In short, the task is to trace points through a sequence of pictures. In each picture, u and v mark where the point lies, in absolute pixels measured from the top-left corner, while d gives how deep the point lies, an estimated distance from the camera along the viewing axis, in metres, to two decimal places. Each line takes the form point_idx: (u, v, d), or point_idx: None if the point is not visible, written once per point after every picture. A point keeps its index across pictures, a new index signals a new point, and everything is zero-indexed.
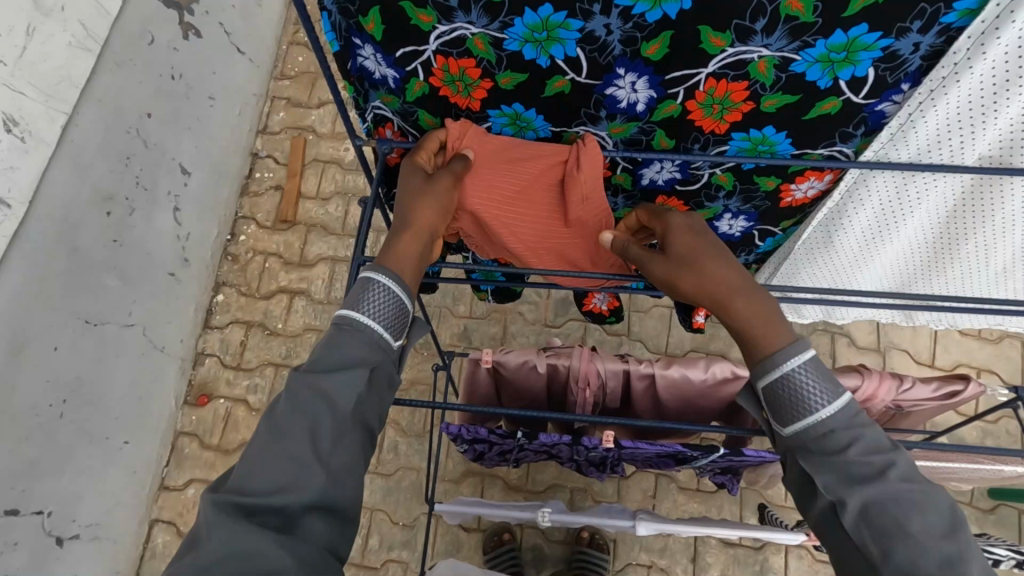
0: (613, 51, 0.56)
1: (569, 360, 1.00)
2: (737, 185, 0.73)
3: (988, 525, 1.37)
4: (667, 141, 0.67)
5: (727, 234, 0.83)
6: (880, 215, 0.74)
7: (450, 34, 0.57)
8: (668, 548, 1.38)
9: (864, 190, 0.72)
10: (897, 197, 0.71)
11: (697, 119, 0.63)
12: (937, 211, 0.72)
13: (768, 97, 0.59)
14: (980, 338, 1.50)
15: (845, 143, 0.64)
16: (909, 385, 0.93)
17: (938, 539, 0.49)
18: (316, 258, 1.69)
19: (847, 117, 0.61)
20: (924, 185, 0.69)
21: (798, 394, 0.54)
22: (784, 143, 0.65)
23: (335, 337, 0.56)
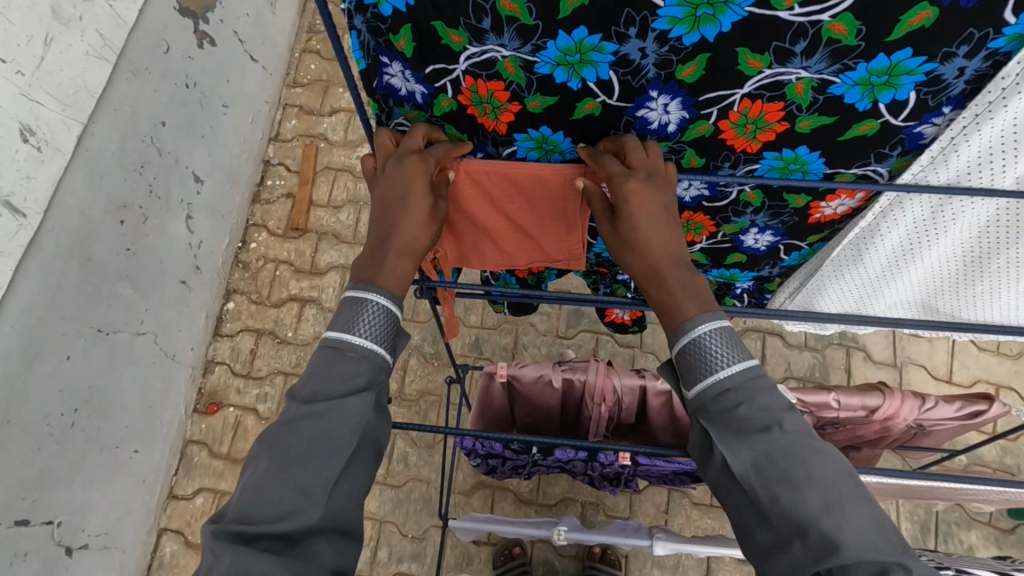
0: (648, 74, 0.51)
1: (585, 374, 1.00)
2: (766, 202, 0.65)
3: (1008, 545, 1.34)
4: (696, 160, 0.60)
5: (751, 248, 0.74)
6: (913, 239, 0.65)
7: (480, 56, 0.51)
8: (680, 565, 1.36)
9: (899, 213, 0.63)
10: (933, 222, 0.63)
11: (729, 139, 0.57)
12: (972, 238, 0.64)
13: (803, 119, 0.53)
14: (999, 354, 1.48)
15: (879, 162, 0.58)
16: (931, 404, 0.92)
17: (822, 485, 0.48)
18: (327, 267, 1.69)
19: (883, 137, 0.55)
20: (964, 209, 0.60)
21: (700, 360, 0.53)
22: (817, 162, 0.59)
23: (324, 359, 0.54)
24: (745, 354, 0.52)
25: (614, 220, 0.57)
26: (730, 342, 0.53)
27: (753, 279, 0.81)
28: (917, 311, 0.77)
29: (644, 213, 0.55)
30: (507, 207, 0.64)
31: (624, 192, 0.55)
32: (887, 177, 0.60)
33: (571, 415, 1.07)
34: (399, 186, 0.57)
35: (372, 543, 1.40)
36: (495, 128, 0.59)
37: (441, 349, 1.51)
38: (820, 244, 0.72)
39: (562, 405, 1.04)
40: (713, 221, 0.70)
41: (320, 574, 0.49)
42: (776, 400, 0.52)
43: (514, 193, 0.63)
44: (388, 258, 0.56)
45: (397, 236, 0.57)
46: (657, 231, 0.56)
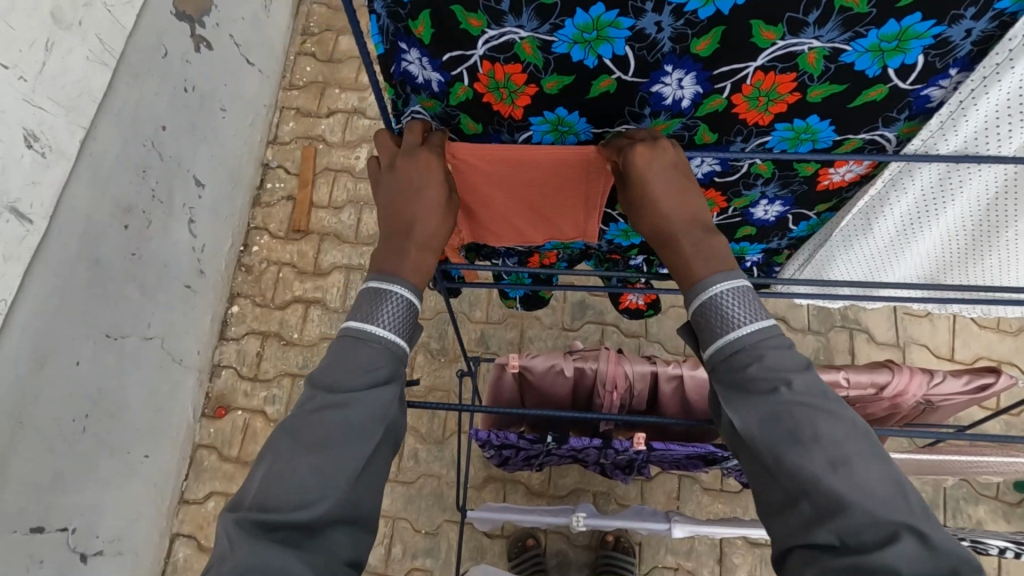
0: (663, 49, 0.50)
1: (596, 362, 1.01)
2: (776, 172, 0.65)
3: (1015, 519, 1.36)
4: (710, 135, 0.60)
5: (761, 220, 0.74)
6: (921, 206, 0.65)
7: (499, 39, 0.50)
8: (693, 550, 1.37)
9: (908, 180, 0.63)
10: (941, 188, 0.63)
11: (741, 112, 0.56)
12: (978, 205, 0.64)
13: (815, 88, 0.53)
14: (1000, 332, 1.50)
15: (887, 127, 0.58)
16: (940, 379, 0.94)
17: (832, 446, 0.48)
18: (331, 267, 1.69)
19: (892, 102, 0.55)
20: (971, 175, 0.61)
21: (716, 318, 0.53)
22: (827, 130, 0.59)
23: (343, 350, 0.54)
24: (763, 315, 0.53)
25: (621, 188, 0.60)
26: (745, 303, 0.54)
27: (763, 252, 0.82)
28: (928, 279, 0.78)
29: (656, 175, 0.56)
30: (524, 191, 0.63)
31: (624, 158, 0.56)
32: (895, 144, 0.60)
33: (583, 405, 1.08)
34: (410, 175, 0.57)
35: (385, 540, 1.41)
36: (510, 114, 0.58)
37: (448, 345, 1.52)
38: (831, 214, 0.72)
39: (574, 393, 1.05)
40: (724, 196, 0.69)
41: (335, 566, 0.50)
42: (789, 361, 0.52)
43: (534, 179, 0.61)
44: (410, 245, 0.57)
45: (415, 226, 0.58)
46: (667, 191, 0.56)
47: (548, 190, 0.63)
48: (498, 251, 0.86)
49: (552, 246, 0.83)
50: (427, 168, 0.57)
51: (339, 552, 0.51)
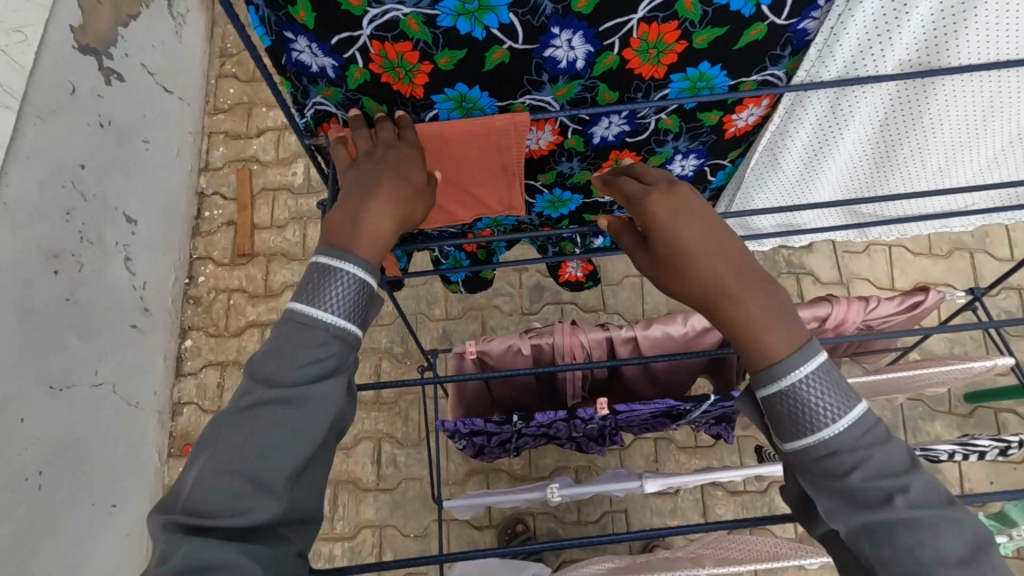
0: (546, 11, 0.49)
1: (552, 337, 1.02)
2: (684, 125, 0.65)
3: (969, 428, 1.44)
4: (611, 95, 0.59)
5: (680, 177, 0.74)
6: (819, 135, 0.68)
7: (383, 17, 0.49)
8: (678, 508, 1.40)
9: (802, 112, 0.66)
10: (834, 115, 0.66)
11: (635, 67, 0.56)
12: (871, 128, 0.67)
13: (698, 34, 0.53)
14: (932, 256, 1.59)
15: (775, 66, 0.59)
16: (875, 303, 0.99)
17: (958, 565, 0.41)
18: (282, 286, 1.66)
19: (772, 41, 0.56)
20: (857, 98, 0.64)
21: (802, 409, 0.45)
22: (721, 76, 0.58)
23: (292, 338, 0.47)
24: (855, 400, 0.45)
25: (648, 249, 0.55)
26: (831, 385, 0.45)
27: None
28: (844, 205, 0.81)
29: (684, 218, 0.52)
30: (444, 168, 0.63)
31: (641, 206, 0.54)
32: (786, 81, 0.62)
33: (547, 381, 1.10)
34: (377, 158, 0.54)
35: (375, 550, 1.40)
36: (411, 93, 0.57)
37: (412, 347, 1.52)
38: (743, 160, 0.73)
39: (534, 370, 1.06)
40: (640, 156, 0.69)
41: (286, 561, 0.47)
42: (896, 458, 0.44)
43: (445, 154, 0.60)
44: (362, 218, 0.50)
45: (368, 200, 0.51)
46: (702, 234, 0.51)
47: (471, 165, 0.63)
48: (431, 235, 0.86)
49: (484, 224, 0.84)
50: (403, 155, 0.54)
51: (288, 543, 0.48)
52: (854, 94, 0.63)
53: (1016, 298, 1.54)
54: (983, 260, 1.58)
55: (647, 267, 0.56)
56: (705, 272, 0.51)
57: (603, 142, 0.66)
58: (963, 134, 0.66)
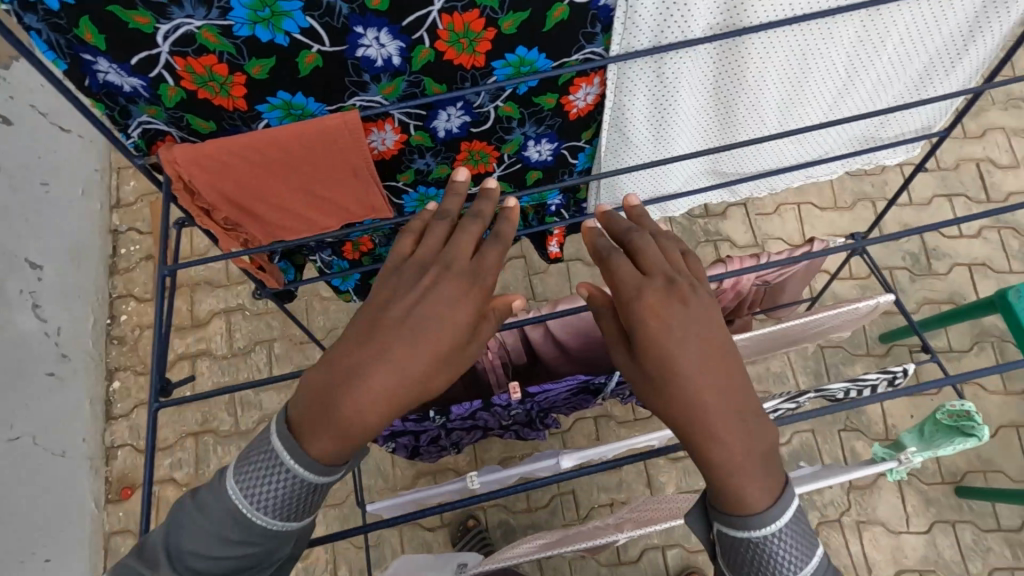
0: (342, 11, 0.50)
1: None
2: (524, 111, 0.65)
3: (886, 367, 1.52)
4: (438, 87, 0.59)
5: (540, 162, 0.74)
6: (657, 106, 0.67)
7: (177, 33, 0.49)
8: (624, 482, 1.44)
9: (632, 86, 0.64)
10: (663, 85, 0.65)
11: (453, 58, 0.56)
12: (704, 86, 0.67)
13: (504, 20, 0.53)
14: (837, 209, 1.67)
15: (591, 44, 0.59)
16: (764, 259, 1.02)
17: None
18: (209, 314, 1.63)
19: (579, 20, 0.56)
20: (679, 65, 0.63)
21: (763, 558, 0.49)
22: (542, 60, 0.59)
23: (218, 516, 0.48)
24: (810, 550, 0.50)
25: (633, 355, 0.53)
26: (795, 538, 0.49)
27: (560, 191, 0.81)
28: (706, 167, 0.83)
29: (675, 332, 0.51)
30: (293, 176, 0.62)
31: (628, 300, 0.53)
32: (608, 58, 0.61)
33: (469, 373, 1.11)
34: (424, 303, 0.50)
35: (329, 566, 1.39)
36: (234, 106, 0.57)
37: None
38: (598, 141, 0.72)
39: None
40: (492, 145, 0.69)
41: None
42: None
43: (290, 161, 0.60)
44: (369, 375, 0.48)
45: (388, 350, 0.48)
46: (694, 354, 0.50)
47: (322, 169, 0.62)
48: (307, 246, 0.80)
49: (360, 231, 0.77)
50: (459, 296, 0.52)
51: None
52: (683, 63, 0.63)
53: (918, 240, 1.63)
54: (884, 208, 1.66)
55: (637, 376, 0.54)
56: (697, 400, 0.49)
57: (449, 135, 0.66)
58: (789, 76, 0.68)
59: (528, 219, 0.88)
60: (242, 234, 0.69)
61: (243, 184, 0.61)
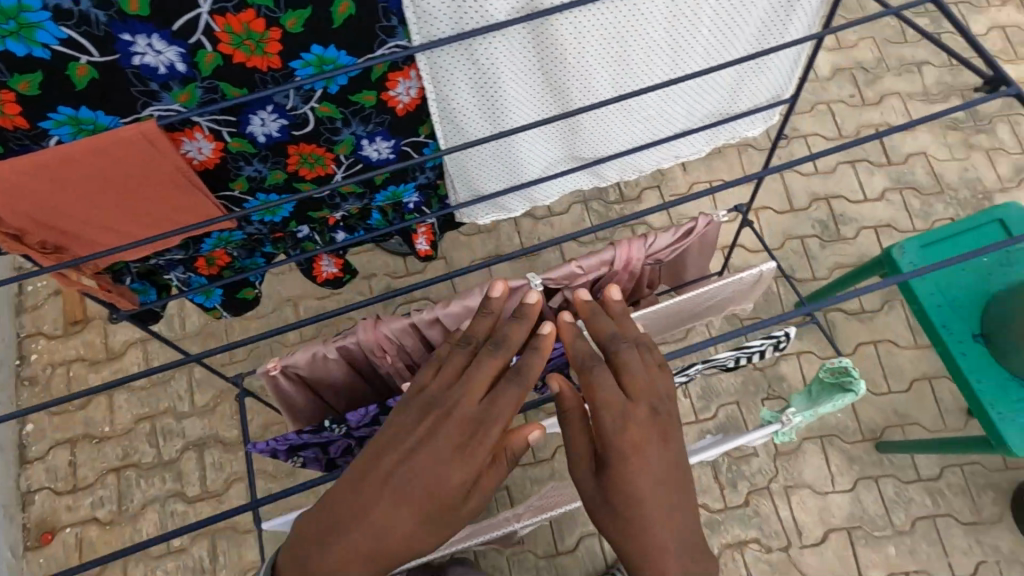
0: (99, 20, 0.49)
1: (355, 336, 1.00)
2: (345, 112, 0.64)
3: (803, 333, 1.56)
4: (239, 91, 0.58)
5: (384, 161, 0.73)
6: (483, 94, 0.66)
7: None
8: (556, 472, 1.44)
9: (450, 76, 0.63)
10: (482, 71, 0.64)
11: (244, 61, 0.55)
12: (529, 71, 0.67)
13: (285, 18, 0.52)
14: (748, 183, 1.70)
15: (395, 38, 0.58)
16: (652, 239, 1.06)
17: None
18: (124, 345, 1.59)
19: (371, 15, 0.55)
20: (491, 49, 0.62)
21: None
22: (345, 58, 0.58)
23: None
24: None
25: (598, 475, 0.59)
26: None
27: (417, 189, 0.80)
28: (565, 153, 0.82)
29: (644, 476, 0.57)
30: (100, 190, 0.60)
31: (605, 428, 0.58)
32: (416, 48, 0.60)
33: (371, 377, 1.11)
34: (420, 461, 0.57)
35: None
36: (14, 125, 0.55)
37: None
38: (437, 135, 0.70)
39: (354, 372, 1.08)
40: (324, 148, 0.68)
41: None
42: None
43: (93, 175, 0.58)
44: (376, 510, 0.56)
45: (394, 478, 0.57)
46: (656, 499, 0.57)
47: (128, 181, 0.60)
48: (158, 266, 0.78)
49: (212, 245, 0.76)
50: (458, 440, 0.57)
51: None
52: (495, 43, 0.61)
53: (826, 207, 1.67)
54: (792, 178, 1.70)
55: (590, 484, 0.60)
56: (652, 541, 0.56)
57: (271, 141, 0.64)
58: (614, 54, 0.68)
59: (389, 216, 0.84)
60: (68, 256, 0.67)
61: (47, 202, 0.58)
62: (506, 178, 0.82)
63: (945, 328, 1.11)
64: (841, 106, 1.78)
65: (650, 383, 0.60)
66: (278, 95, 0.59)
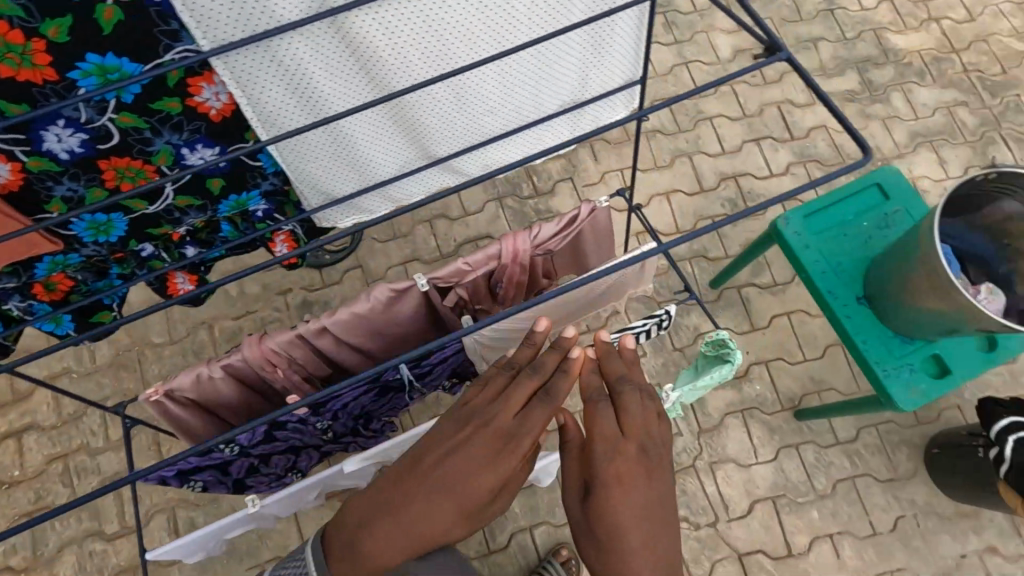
0: None
1: (240, 353, 0.99)
2: (151, 121, 0.63)
3: (719, 311, 1.58)
4: (20, 106, 0.57)
5: (215, 170, 0.71)
6: (299, 94, 0.65)
7: None
8: None
9: (257, 80, 0.62)
10: (290, 72, 0.63)
11: (14, 75, 0.55)
12: (345, 69, 0.66)
13: (44, 27, 0.52)
14: (658, 168, 1.73)
15: (181, 43, 0.58)
16: (537, 231, 1.07)
17: None
18: (32, 384, 1.53)
19: (144, 21, 0.55)
20: (294, 49, 0.61)
21: None
22: (129, 65, 0.58)
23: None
24: None
25: (584, 505, 0.61)
26: None
27: (264, 197, 0.79)
28: (414, 152, 0.81)
29: (626, 510, 0.58)
30: None
31: (598, 459, 0.60)
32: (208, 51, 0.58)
33: (266, 393, 1.09)
34: (456, 463, 0.60)
35: None
36: None
37: None
38: (264, 146, 0.70)
39: (245, 389, 1.06)
40: (142, 160, 0.66)
41: None
42: None
43: None
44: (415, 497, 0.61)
45: (434, 471, 0.61)
46: (638, 532, 0.58)
47: None
48: None
49: (46, 270, 0.73)
50: (482, 450, 0.60)
51: None
52: (287, 51, 0.61)
53: (734, 186, 1.71)
54: (700, 160, 1.73)
55: (577, 509, 0.62)
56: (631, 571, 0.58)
57: (75, 157, 0.62)
58: (434, 48, 0.67)
59: (241, 227, 0.83)
60: None
61: None
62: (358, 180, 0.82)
63: (830, 293, 1.14)
64: (744, 86, 1.82)
65: (648, 425, 0.62)
66: (66, 109, 0.57)
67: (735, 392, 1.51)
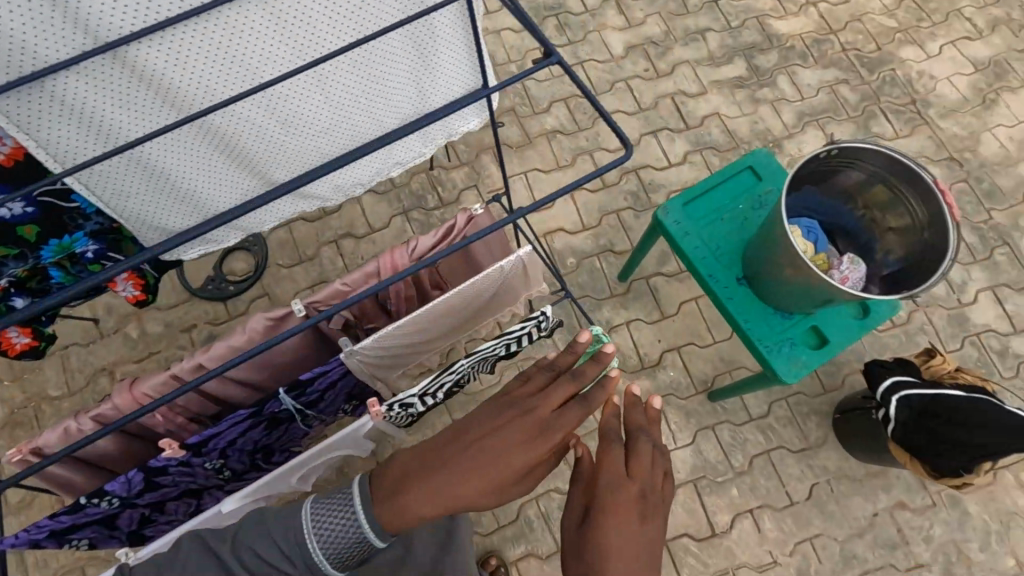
0: None
1: (110, 401, 0.94)
2: None
3: (630, 303, 1.61)
4: None
5: (25, 216, 0.72)
6: (91, 129, 0.64)
7: None
8: None
9: (39, 119, 0.61)
10: (74, 108, 0.61)
11: None
12: (138, 101, 0.64)
13: None
14: (560, 168, 1.75)
15: None
16: (415, 244, 1.04)
17: None
18: None
19: None
20: (70, 85, 0.60)
21: None
22: None
23: (294, 532, 0.70)
24: None
25: (581, 526, 0.68)
26: None
27: (90, 237, 0.80)
28: (250, 178, 0.80)
29: (618, 535, 0.65)
30: None
31: (604, 487, 0.69)
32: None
33: (150, 437, 1.05)
34: (491, 442, 0.68)
35: None
36: None
37: None
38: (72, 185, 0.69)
39: (124, 436, 1.01)
40: None
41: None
42: None
43: None
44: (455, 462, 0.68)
45: (473, 441, 0.68)
46: (628, 558, 0.65)
47: None
48: None
49: None
50: (519, 433, 0.68)
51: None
52: (64, 91, 0.60)
53: (635, 179, 1.74)
54: (601, 157, 1.76)
55: (573, 533, 0.69)
56: None
57: None
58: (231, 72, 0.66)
59: (73, 271, 0.85)
60: None
61: None
62: (197, 212, 0.81)
63: (711, 277, 1.17)
64: (638, 81, 1.86)
65: (653, 476, 0.71)
66: None
67: (649, 381, 1.53)
